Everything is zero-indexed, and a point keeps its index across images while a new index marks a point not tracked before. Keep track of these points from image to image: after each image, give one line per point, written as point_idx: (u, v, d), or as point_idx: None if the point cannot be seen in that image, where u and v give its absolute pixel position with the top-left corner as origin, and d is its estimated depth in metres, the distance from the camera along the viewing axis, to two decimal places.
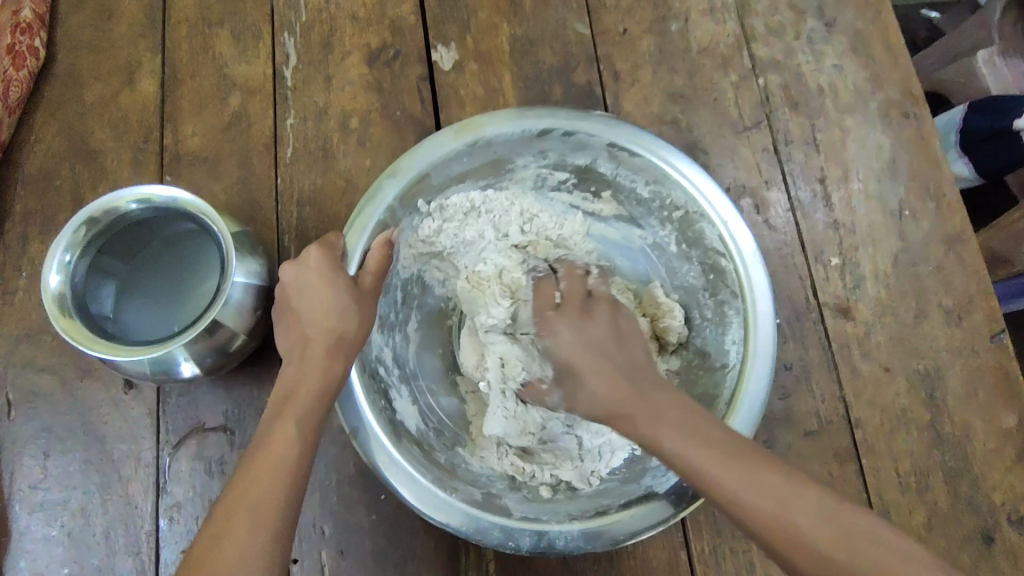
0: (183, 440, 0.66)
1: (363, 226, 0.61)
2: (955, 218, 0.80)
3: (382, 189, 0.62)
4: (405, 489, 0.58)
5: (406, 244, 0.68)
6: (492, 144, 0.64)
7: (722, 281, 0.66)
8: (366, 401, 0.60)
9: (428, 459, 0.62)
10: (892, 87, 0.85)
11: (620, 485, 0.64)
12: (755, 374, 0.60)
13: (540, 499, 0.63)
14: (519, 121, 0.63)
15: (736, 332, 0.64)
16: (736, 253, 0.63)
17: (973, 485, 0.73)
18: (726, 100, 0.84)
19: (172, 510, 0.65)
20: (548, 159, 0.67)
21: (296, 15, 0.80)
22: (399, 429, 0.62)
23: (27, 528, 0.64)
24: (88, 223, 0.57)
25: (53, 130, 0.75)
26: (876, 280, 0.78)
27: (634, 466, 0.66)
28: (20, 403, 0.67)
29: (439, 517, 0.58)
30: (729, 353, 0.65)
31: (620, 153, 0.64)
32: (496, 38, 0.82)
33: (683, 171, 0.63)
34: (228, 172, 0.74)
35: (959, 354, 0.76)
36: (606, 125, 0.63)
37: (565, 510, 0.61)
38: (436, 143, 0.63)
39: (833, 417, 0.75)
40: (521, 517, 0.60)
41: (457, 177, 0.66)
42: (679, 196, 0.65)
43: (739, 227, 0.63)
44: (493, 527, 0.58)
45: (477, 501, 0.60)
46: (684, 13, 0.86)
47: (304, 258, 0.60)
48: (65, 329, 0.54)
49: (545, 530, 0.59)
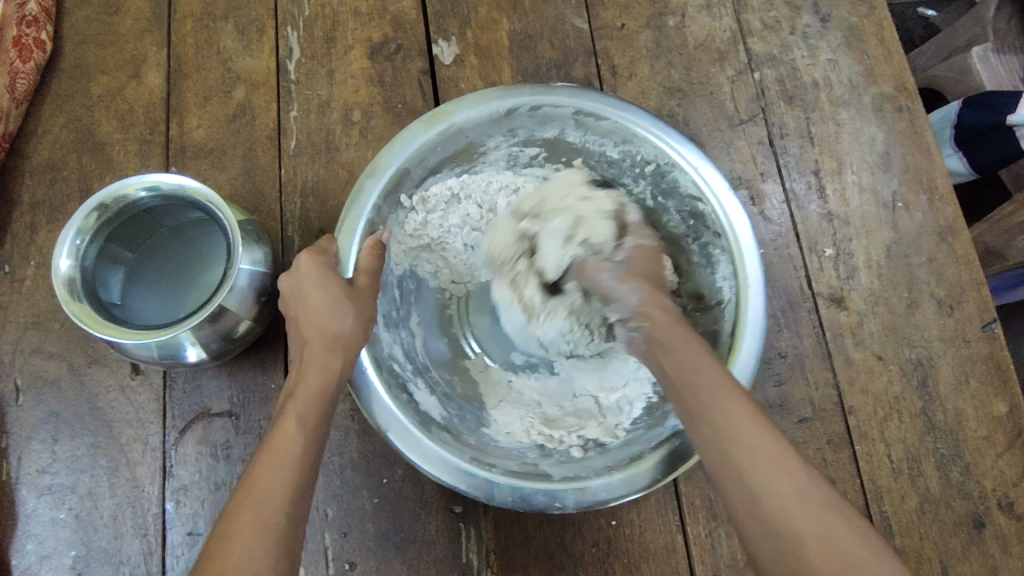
0: (189, 424, 0.67)
1: (352, 229, 0.62)
2: (947, 210, 0.82)
3: (362, 189, 0.62)
4: (439, 474, 0.59)
5: (396, 235, 0.68)
6: (462, 129, 0.65)
7: (703, 224, 0.67)
8: (387, 394, 0.60)
9: (458, 441, 0.62)
10: (885, 82, 0.87)
11: (647, 430, 0.64)
12: (750, 308, 0.61)
13: (572, 460, 0.63)
14: (485, 103, 0.64)
15: (725, 269, 0.65)
16: (710, 194, 0.63)
17: (963, 471, 0.74)
18: (722, 94, 0.85)
19: (178, 493, 0.66)
20: (518, 136, 0.69)
21: (299, 10, 0.81)
22: (424, 418, 0.63)
23: (36, 511, 0.66)
24: (98, 209, 0.58)
25: (61, 121, 0.76)
26: (870, 270, 0.80)
27: (654, 412, 0.66)
28: (28, 389, 0.68)
29: (478, 493, 0.58)
30: (722, 290, 0.66)
31: (586, 119, 0.66)
32: (495, 33, 0.83)
33: (646, 127, 0.64)
34: (233, 163, 0.76)
35: (951, 343, 0.78)
36: (569, 94, 0.64)
37: (602, 466, 0.61)
38: (409, 136, 0.63)
39: (827, 404, 0.76)
40: (561, 479, 0.60)
41: (433, 167, 0.67)
42: (647, 150, 0.66)
43: (711, 169, 0.63)
44: (537, 493, 0.58)
45: (514, 471, 0.61)
46: (680, 9, 0.88)
47: (296, 265, 0.60)
48: (76, 312, 0.55)
49: (588, 486, 0.58)
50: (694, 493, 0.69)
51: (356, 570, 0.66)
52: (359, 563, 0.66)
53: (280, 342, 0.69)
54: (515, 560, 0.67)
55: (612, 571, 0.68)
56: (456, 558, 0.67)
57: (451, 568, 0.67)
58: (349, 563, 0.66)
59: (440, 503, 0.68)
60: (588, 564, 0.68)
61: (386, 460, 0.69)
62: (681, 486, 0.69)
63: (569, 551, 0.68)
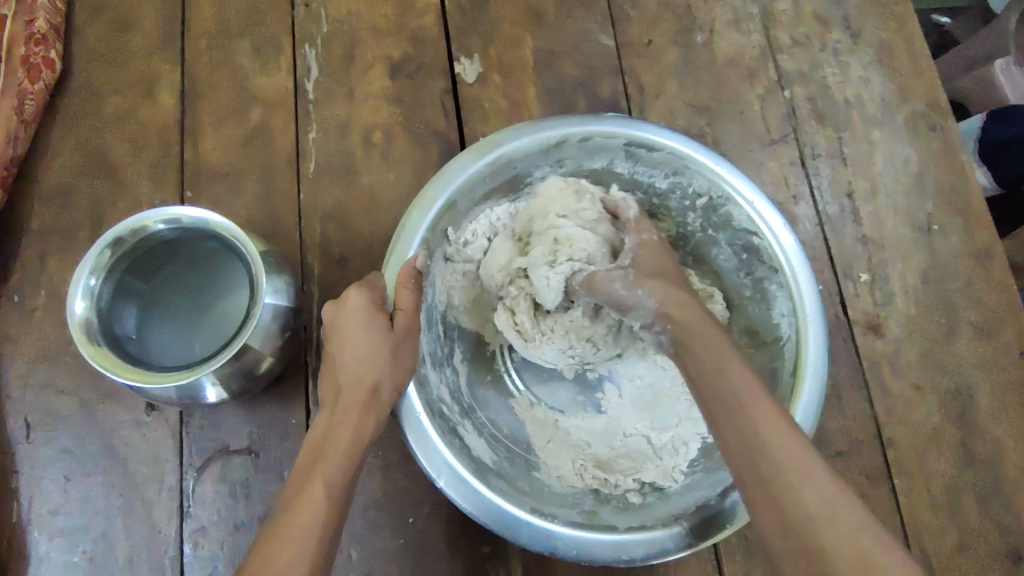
0: (207, 462, 0.65)
1: (398, 261, 0.60)
2: (984, 233, 0.80)
3: (411, 223, 0.60)
4: (498, 526, 0.56)
5: (438, 269, 0.66)
6: (511, 159, 0.62)
7: (757, 258, 0.66)
8: (440, 438, 0.57)
9: (513, 489, 0.60)
10: (918, 100, 0.84)
11: (706, 476, 0.63)
12: (810, 348, 0.59)
13: (633, 507, 0.62)
14: (534, 132, 0.62)
15: (783, 305, 0.63)
16: (767, 229, 0.62)
17: (1004, 505, 0.72)
18: (752, 113, 0.83)
19: (196, 535, 0.63)
20: (566, 167, 0.67)
21: (317, 26, 0.79)
22: (477, 464, 0.60)
23: (48, 554, 0.63)
24: (113, 244, 0.57)
25: (71, 144, 0.73)
26: (907, 297, 0.78)
27: (711, 454, 0.65)
28: (38, 426, 0.66)
29: (542, 547, 0.56)
30: (780, 327, 0.64)
31: (637, 150, 0.64)
32: (519, 50, 0.81)
33: (702, 162, 0.62)
34: (250, 187, 0.73)
35: (990, 372, 0.75)
36: (621, 126, 0.62)
37: (665, 514, 0.60)
38: (457, 166, 0.60)
39: (864, 436, 0.74)
40: (627, 529, 0.58)
41: (480, 198, 0.65)
42: (700, 183, 0.64)
43: (767, 206, 0.62)
44: (601, 546, 0.56)
45: (577, 520, 0.58)
46: (708, 25, 0.85)
47: (343, 299, 0.59)
48: (95, 356, 0.53)
49: (656, 537, 0.57)
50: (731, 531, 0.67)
51: None
52: None
53: (302, 375, 0.67)
54: None
55: None
56: None
57: None
58: None
59: (467, 542, 0.66)
60: None
61: (411, 498, 0.66)
62: None
63: None
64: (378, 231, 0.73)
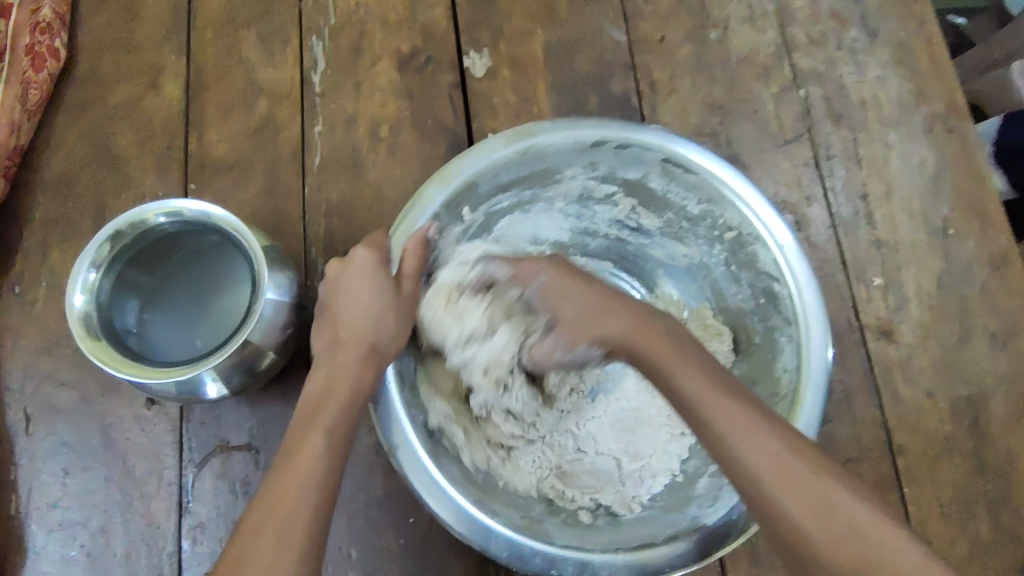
0: (207, 458, 0.64)
1: (404, 235, 0.59)
2: (1001, 238, 0.78)
3: (428, 195, 0.58)
4: (436, 509, 0.55)
5: (449, 244, 0.65)
6: (543, 153, 0.61)
7: (776, 304, 0.62)
8: (404, 415, 0.56)
9: (465, 478, 0.59)
10: (936, 101, 0.82)
11: (663, 513, 0.61)
12: (806, 407, 0.56)
13: (580, 525, 0.60)
14: (573, 130, 0.60)
15: (788, 358, 0.60)
16: (791, 278, 0.59)
17: (1016, 516, 0.71)
18: (766, 112, 0.81)
19: (195, 531, 0.63)
20: (598, 171, 0.64)
21: (325, 18, 0.78)
22: (435, 446, 0.59)
23: (46, 547, 0.63)
24: (113, 237, 0.56)
25: (75, 134, 0.73)
26: (920, 302, 0.76)
27: (676, 493, 0.64)
28: (39, 418, 0.65)
29: (472, 539, 0.55)
30: (782, 380, 0.61)
31: (674, 170, 0.61)
32: (529, 44, 0.79)
33: (738, 192, 0.59)
34: (254, 180, 0.72)
35: (1004, 380, 0.74)
36: (666, 142, 0.59)
37: (608, 539, 0.57)
38: (486, 148, 0.59)
39: (874, 442, 0.72)
40: (565, 544, 0.56)
41: (505, 185, 0.63)
42: (732, 217, 0.61)
43: (796, 251, 0.59)
44: (535, 555, 0.55)
45: (516, 524, 0.57)
46: (723, 21, 0.84)
47: (352, 258, 0.61)
48: (92, 350, 0.53)
49: (592, 559, 0.55)
50: None
51: None
52: None
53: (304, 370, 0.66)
54: None
55: None
56: None
57: None
58: None
59: (468, 544, 0.65)
60: None
61: (412, 498, 0.65)
62: None
63: None
64: (383, 226, 0.72)
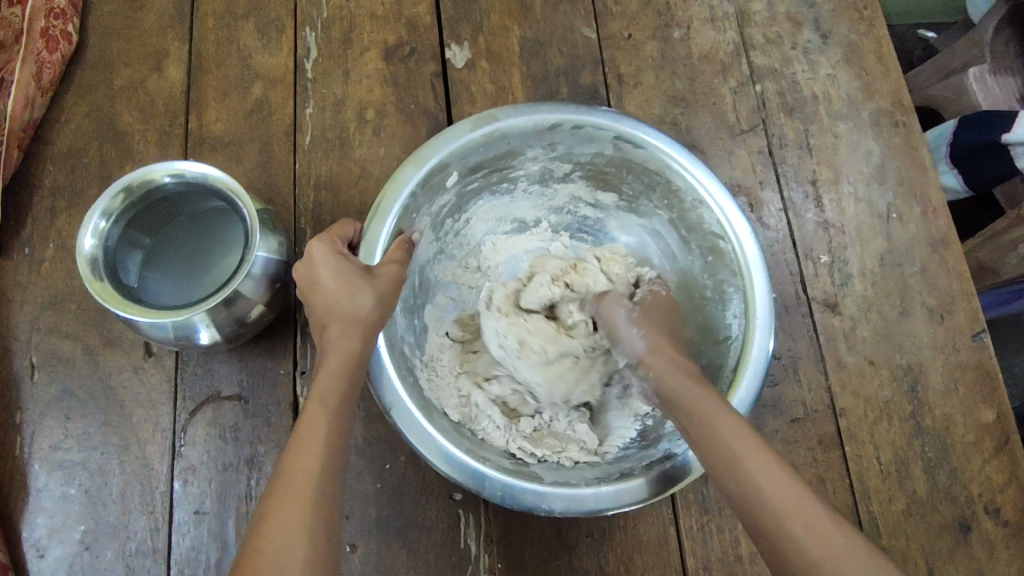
0: (199, 406, 0.69)
1: (386, 213, 0.64)
2: (940, 222, 0.84)
3: (403, 176, 0.65)
4: (434, 458, 0.61)
5: (424, 225, 0.72)
6: (506, 135, 0.68)
7: (721, 261, 0.69)
8: (397, 377, 0.63)
9: (456, 432, 0.65)
10: (882, 97, 0.89)
11: (639, 452, 0.67)
12: (754, 349, 0.63)
13: (565, 468, 0.66)
14: (530, 114, 0.67)
15: (736, 306, 0.68)
16: (733, 236, 0.66)
17: (951, 475, 0.76)
18: (724, 104, 0.88)
19: (186, 473, 0.68)
20: (556, 151, 0.72)
21: (318, 11, 0.84)
22: (427, 404, 0.66)
23: (47, 486, 0.67)
24: (124, 192, 0.61)
25: (84, 111, 0.79)
26: (864, 278, 0.82)
27: (647, 435, 0.70)
28: (43, 367, 0.70)
29: (468, 483, 0.61)
30: (732, 327, 0.68)
31: (625, 145, 0.69)
32: (506, 39, 0.86)
33: (681, 162, 0.67)
34: (249, 156, 0.78)
35: (941, 351, 0.80)
36: (613, 120, 0.67)
37: (590, 476, 0.64)
38: (455, 132, 0.66)
39: (819, 405, 0.78)
40: (552, 483, 0.62)
41: (474, 167, 0.70)
42: (680, 184, 0.68)
43: (737, 212, 0.66)
44: (528, 492, 0.60)
45: (507, 469, 0.64)
46: (686, 21, 0.91)
47: (309, 255, 0.64)
48: (98, 290, 0.58)
49: (577, 493, 0.61)
50: (688, 486, 0.71)
51: (357, 553, 0.68)
52: (359, 547, 0.68)
53: (290, 328, 0.71)
54: (513, 549, 0.69)
55: (605, 562, 0.70)
56: (454, 545, 0.69)
57: (449, 553, 0.69)
58: (350, 546, 0.68)
59: (440, 490, 0.70)
60: (583, 554, 0.70)
61: (389, 446, 0.71)
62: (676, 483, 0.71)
63: (565, 542, 0.70)
64: (366, 199, 0.78)
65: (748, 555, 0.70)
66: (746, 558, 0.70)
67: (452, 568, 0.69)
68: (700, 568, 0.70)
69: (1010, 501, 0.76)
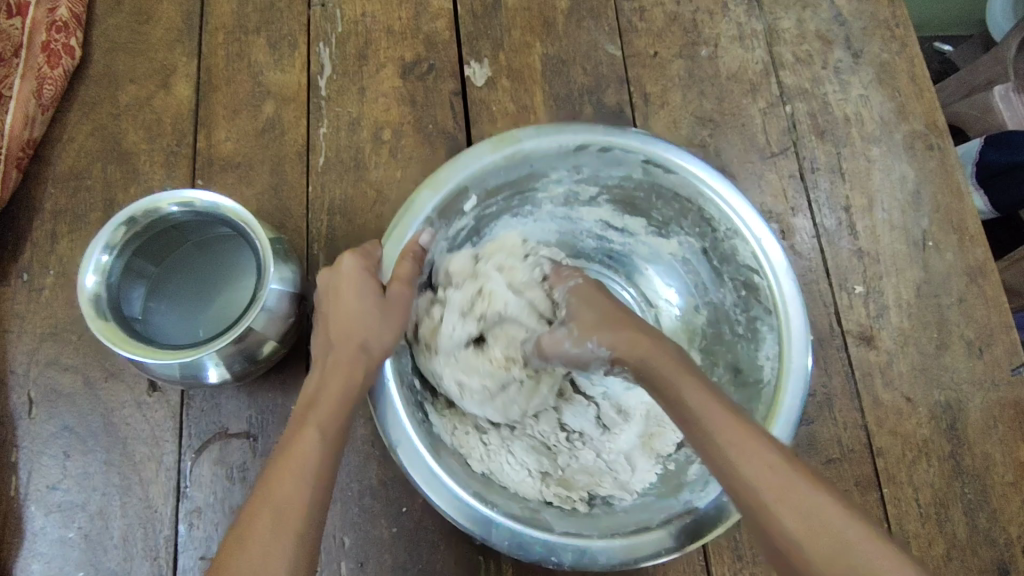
0: (205, 445, 0.66)
1: (401, 235, 0.61)
2: (978, 251, 0.81)
3: (420, 200, 0.61)
4: (438, 500, 0.57)
5: (441, 248, 0.68)
6: (530, 157, 0.63)
7: (754, 297, 0.66)
8: (405, 411, 0.58)
9: (465, 472, 0.61)
10: (916, 119, 0.86)
11: (659, 499, 0.63)
12: (788, 393, 0.59)
13: (580, 514, 0.62)
14: (555, 136, 0.63)
15: (770, 346, 0.64)
16: (768, 270, 0.62)
17: (992, 518, 0.73)
18: (753, 125, 0.84)
19: (192, 516, 0.64)
20: (582, 174, 0.67)
21: (332, 26, 0.81)
22: (435, 441, 0.62)
23: (44, 529, 0.64)
24: (128, 222, 0.57)
25: (87, 129, 0.75)
26: (900, 310, 0.79)
27: (671, 480, 0.66)
28: (42, 402, 0.67)
29: (470, 527, 0.57)
30: (763, 368, 0.64)
31: (655, 170, 0.64)
32: (528, 56, 0.83)
33: (714, 189, 0.63)
34: (259, 178, 0.75)
35: (980, 387, 0.76)
36: (642, 142, 0.63)
37: (607, 525, 0.60)
38: (476, 154, 0.62)
39: (854, 444, 0.75)
40: (564, 532, 0.58)
41: (494, 190, 0.66)
42: (711, 213, 0.64)
43: (772, 244, 0.63)
44: (535, 543, 0.57)
45: (518, 514, 0.59)
46: (713, 39, 0.87)
47: (338, 264, 0.62)
48: (103, 332, 0.54)
49: (591, 546, 0.57)
50: (718, 532, 0.68)
51: None
52: None
53: (303, 361, 0.68)
54: None
55: None
56: None
57: None
58: None
59: (459, 535, 0.67)
60: None
61: (406, 487, 0.67)
62: None
63: None
64: (383, 225, 0.74)
65: None
66: None
67: None
68: None
69: None
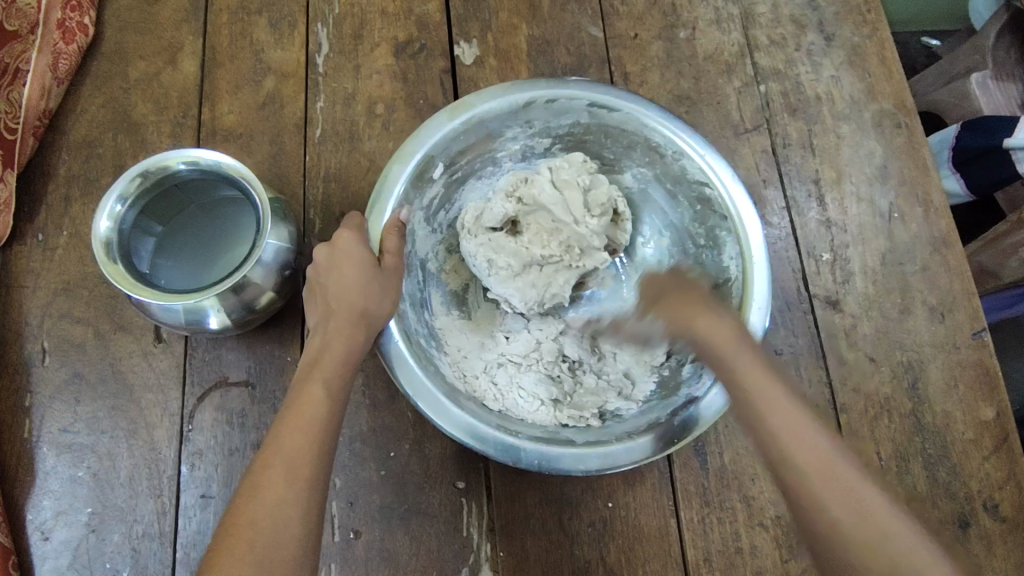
0: (207, 392, 0.70)
1: (383, 205, 0.66)
2: (941, 223, 0.85)
3: (392, 174, 0.66)
4: (467, 438, 0.62)
5: (419, 218, 0.73)
6: (483, 120, 0.69)
7: (709, 208, 0.72)
8: (416, 362, 0.64)
9: (483, 410, 0.66)
10: (885, 99, 0.90)
11: (662, 401, 0.69)
12: (754, 289, 0.65)
13: (593, 430, 0.67)
14: (503, 96, 0.68)
15: (731, 248, 0.69)
16: (717, 180, 0.68)
17: (951, 472, 0.76)
18: (728, 103, 0.89)
19: (193, 457, 0.69)
20: (534, 127, 0.73)
21: (329, 7, 0.86)
22: (449, 387, 0.66)
23: (56, 468, 0.68)
24: (140, 176, 0.62)
25: (98, 102, 0.80)
26: (866, 276, 0.83)
27: (667, 386, 0.71)
28: (54, 351, 0.71)
29: (507, 458, 0.62)
30: (729, 268, 0.70)
31: (600, 111, 0.70)
32: (515, 37, 0.87)
33: (657, 120, 0.68)
34: (260, 148, 0.80)
35: (941, 349, 0.80)
36: (584, 89, 0.68)
37: (620, 432, 0.66)
38: (435, 124, 0.67)
39: (820, 401, 0.79)
40: (584, 444, 0.64)
41: (455, 156, 0.71)
42: (659, 140, 0.69)
43: (716, 156, 0.68)
44: (563, 457, 0.62)
45: (539, 437, 0.64)
46: (691, 22, 0.92)
47: (336, 241, 0.64)
48: (112, 274, 0.59)
49: (611, 450, 0.63)
50: (688, 479, 0.72)
51: (360, 539, 0.69)
52: (363, 532, 0.69)
53: (298, 316, 0.72)
54: (515, 538, 0.70)
55: (607, 551, 0.70)
56: (456, 532, 0.70)
57: (451, 540, 0.70)
58: (354, 531, 0.69)
59: (443, 478, 0.71)
60: (584, 543, 0.70)
61: (394, 434, 0.72)
62: (677, 474, 0.72)
63: (566, 531, 0.71)
64: None
65: (747, 547, 0.70)
66: (745, 550, 0.70)
67: (454, 556, 0.69)
68: (700, 559, 0.70)
69: (1009, 498, 0.76)
